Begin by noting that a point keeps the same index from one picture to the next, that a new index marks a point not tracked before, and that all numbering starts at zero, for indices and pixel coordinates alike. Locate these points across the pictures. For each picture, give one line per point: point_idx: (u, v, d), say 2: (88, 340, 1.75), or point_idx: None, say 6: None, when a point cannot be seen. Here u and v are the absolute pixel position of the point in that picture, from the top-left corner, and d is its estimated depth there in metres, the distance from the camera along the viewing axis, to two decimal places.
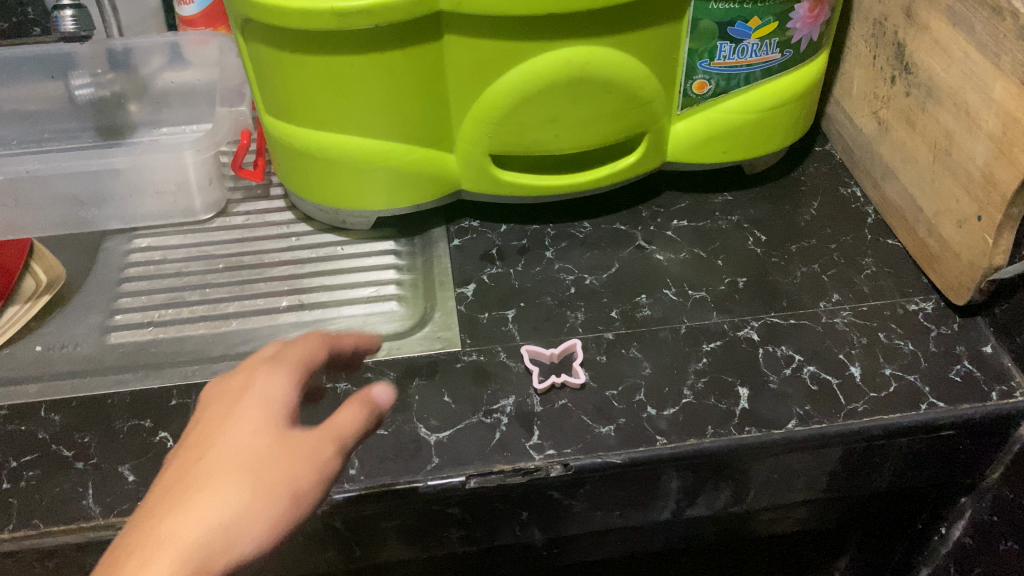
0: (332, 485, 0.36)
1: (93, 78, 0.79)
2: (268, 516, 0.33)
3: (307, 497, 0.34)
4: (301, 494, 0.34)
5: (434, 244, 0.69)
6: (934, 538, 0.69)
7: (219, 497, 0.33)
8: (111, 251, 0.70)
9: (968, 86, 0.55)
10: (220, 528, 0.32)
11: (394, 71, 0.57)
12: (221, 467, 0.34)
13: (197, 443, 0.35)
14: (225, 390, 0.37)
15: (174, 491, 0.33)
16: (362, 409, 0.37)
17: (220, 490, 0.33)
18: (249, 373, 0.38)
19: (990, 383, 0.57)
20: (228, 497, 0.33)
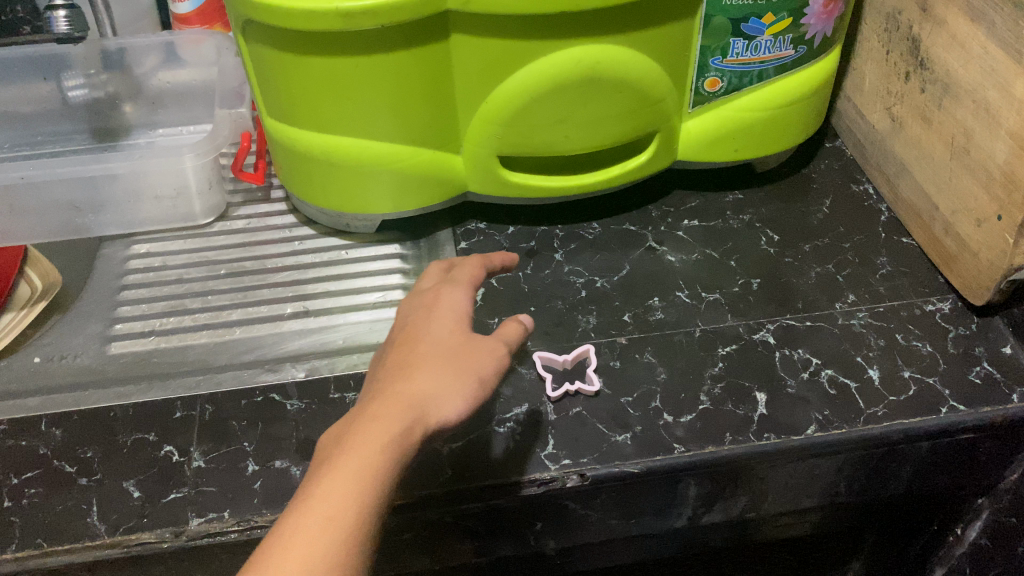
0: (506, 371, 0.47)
1: (86, 78, 0.77)
2: (470, 386, 0.43)
3: (490, 378, 0.45)
4: (489, 376, 0.45)
5: (441, 247, 0.68)
6: (950, 539, 0.68)
7: (435, 377, 0.43)
8: (109, 257, 0.69)
9: (988, 82, 0.54)
10: (438, 395, 0.42)
11: (400, 72, 0.55)
12: (431, 350, 0.45)
13: (406, 340, 0.46)
14: (422, 304, 0.49)
15: (399, 369, 0.44)
16: (519, 326, 0.49)
17: (434, 371, 0.43)
18: (437, 292, 0.49)
19: (1011, 384, 0.56)
20: (444, 374, 0.43)
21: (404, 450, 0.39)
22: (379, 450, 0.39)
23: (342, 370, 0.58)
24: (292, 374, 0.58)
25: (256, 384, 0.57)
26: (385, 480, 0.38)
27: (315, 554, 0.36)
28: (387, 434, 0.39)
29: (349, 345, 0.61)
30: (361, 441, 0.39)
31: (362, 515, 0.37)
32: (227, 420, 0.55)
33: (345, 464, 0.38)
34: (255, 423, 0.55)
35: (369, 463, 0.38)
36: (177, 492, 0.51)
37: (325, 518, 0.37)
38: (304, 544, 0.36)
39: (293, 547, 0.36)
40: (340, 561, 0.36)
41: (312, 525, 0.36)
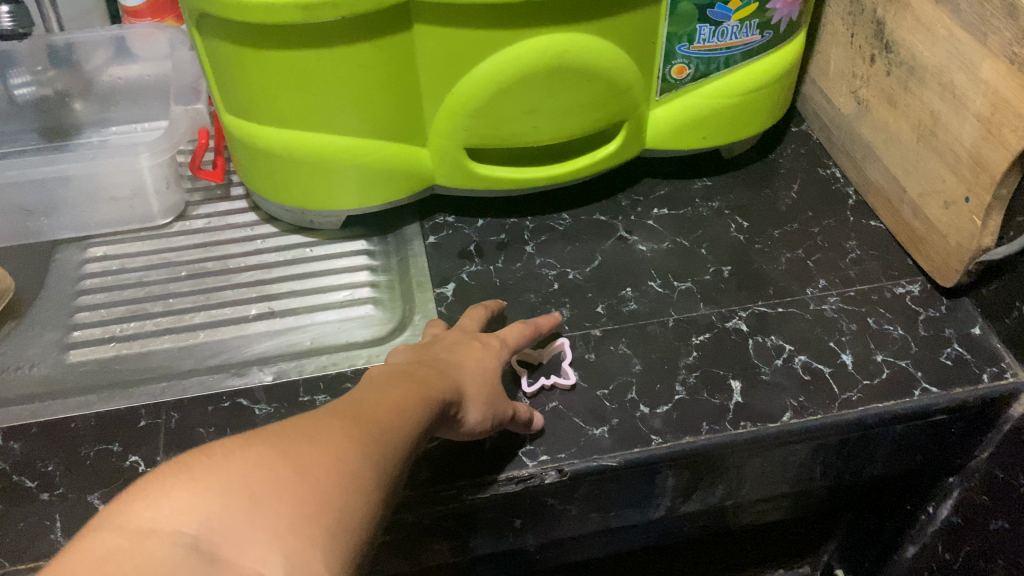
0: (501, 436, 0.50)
1: (33, 76, 0.74)
2: (490, 412, 0.47)
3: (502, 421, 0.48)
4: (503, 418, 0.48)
5: (409, 242, 0.67)
6: (922, 517, 0.69)
7: (478, 388, 0.46)
8: (64, 262, 0.66)
9: (954, 65, 0.54)
10: (471, 397, 0.46)
11: (363, 65, 0.54)
12: (482, 368, 0.48)
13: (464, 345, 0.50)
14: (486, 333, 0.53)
15: (457, 363, 0.47)
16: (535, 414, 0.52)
17: (478, 385, 0.47)
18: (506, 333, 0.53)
19: (981, 365, 0.56)
20: (480, 389, 0.47)
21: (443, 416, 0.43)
22: (433, 390, 0.42)
23: (312, 372, 0.57)
24: (259, 378, 0.57)
25: (223, 389, 0.56)
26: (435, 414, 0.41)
27: (384, 418, 0.37)
28: (440, 387, 0.43)
29: (318, 346, 0.60)
30: (418, 378, 0.42)
31: (420, 419, 0.39)
32: (194, 427, 0.54)
33: (407, 383, 0.41)
34: (223, 429, 0.53)
35: (426, 391, 0.41)
36: None
37: (390, 404, 0.39)
38: (372, 410, 0.38)
39: (363, 408, 0.37)
40: (402, 436, 0.37)
41: (377, 403, 0.38)
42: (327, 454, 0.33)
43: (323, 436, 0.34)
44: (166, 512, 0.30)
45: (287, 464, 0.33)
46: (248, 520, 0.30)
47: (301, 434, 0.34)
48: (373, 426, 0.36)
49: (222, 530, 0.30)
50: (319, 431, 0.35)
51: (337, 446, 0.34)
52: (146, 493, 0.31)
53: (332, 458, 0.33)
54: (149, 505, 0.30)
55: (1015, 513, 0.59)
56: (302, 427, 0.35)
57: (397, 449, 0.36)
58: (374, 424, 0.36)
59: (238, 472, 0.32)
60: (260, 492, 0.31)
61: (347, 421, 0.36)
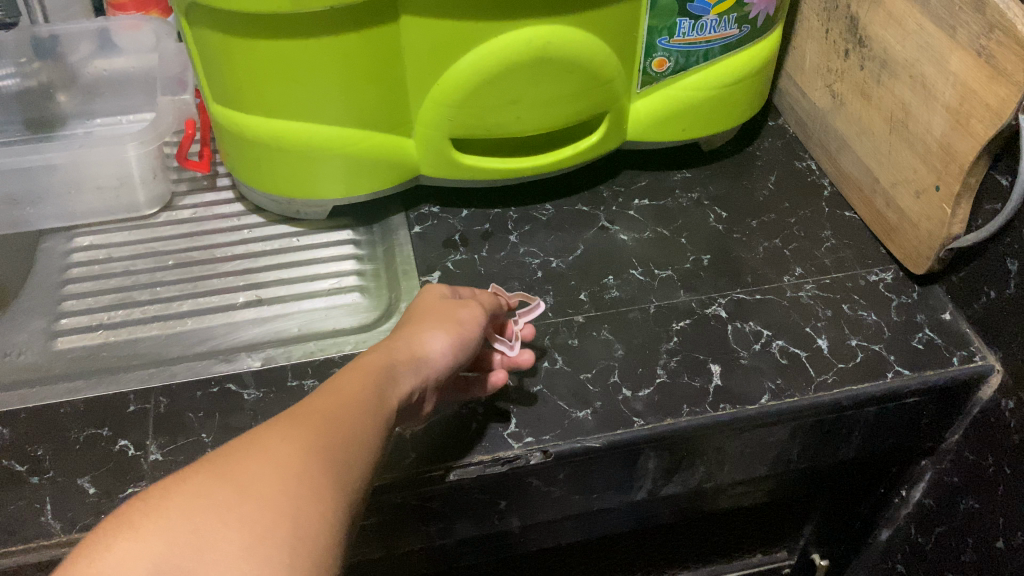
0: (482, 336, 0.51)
1: (17, 67, 0.74)
2: (447, 326, 0.48)
3: (470, 321, 0.49)
4: (466, 322, 0.49)
5: (394, 232, 0.68)
6: (895, 501, 0.71)
7: (419, 326, 0.47)
8: (50, 252, 0.66)
9: (924, 58, 0.56)
10: (416, 332, 0.47)
11: (349, 55, 0.54)
12: (412, 316, 0.49)
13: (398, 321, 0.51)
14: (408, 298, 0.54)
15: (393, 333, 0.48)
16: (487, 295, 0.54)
17: (417, 323, 0.48)
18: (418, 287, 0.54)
19: (951, 349, 0.58)
20: (421, 322, 0.48)
21: (400, 372, 0.43)
22: (376, 367, 0.42)
23: (300, 358, 0.58)
24: (247, 364, 0.57)
25: (211, 375, 0.57)
26: (387, 391, 0.41)
27: (335, 420, 0.37)
28: (383, 358, 0.43)
29: (304, 332, 0.60)
30: (360, 363, 0.42)
31: (372, 410, 0.39)
32: (183, 412, 0.54)
33: (354, 375, 0.41)
34: (211, 414, 0.54)
35: (373, 378, 0.41)
36: (135, 487, 0.50)
37: (334, 400, 0.38)
38: (317, 410, 0.37)
39: (310, 411, 0.37)
40: (354, 432, 0.37)
41: (323, 402, 0.38)
42: (275, 470, 0.33)
43: (267, 450, 0.34)
44: (112, 563, 0.29)
45: (231, 489, 0.32)
46: (198, 552, 0.30)
47: (248, 453, 0.33)
48: (321, 430, 0.36)
49: (175, 568, 0.29)
50: (264, 444, 0.34)
51: (284, 459, 0.33)
52: (87, 550, 0.30)
53: (281, 472, 0.33)
54: (93, 561, 0.29)
55: (985, 493, 0.61)
56: (247, 443, 0.34)
57: (351, 450, 0.36)
58: (322, 426, 0.36)
59: (180, 507, 0.31)
60: (206, 522, 0.30)
61: (291, 426, 0.35)
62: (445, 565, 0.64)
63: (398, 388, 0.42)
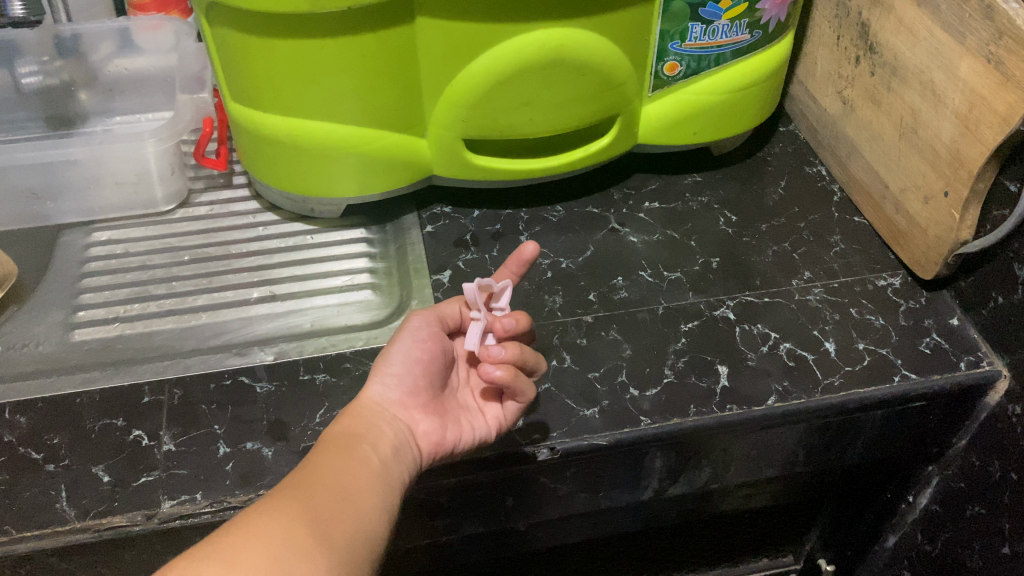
0: (432, 336, 0.51)
1: (39, 65, 0.76)
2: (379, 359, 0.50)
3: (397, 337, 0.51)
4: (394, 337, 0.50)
5: (407, 231, 0.69)
6: (901, 507, 0.71)
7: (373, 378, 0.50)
8: (69, 246, 0.67)
9: (934, 65, 0.56)
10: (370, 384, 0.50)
11: (365, 55, 0.55)
12: None
13: None
14: None
15: None
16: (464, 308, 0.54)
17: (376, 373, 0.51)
18: None
19: (959, 354, 0.58)
20: None
21: (359, 422, 0.46)
22: (343, 429, 0.46)
23: (311, 352, 0.59)
24: (260, 358, 0.58)
25: (224, 368, 0.57)
26: (360, 443, 0.45)
27: (317, 483, 0.41)
28: (345, 419, 0.47)
29: (317, 328, 0.61)
30: (334, 429, 0.47)
31: (354, 465, 0.43)
32: (196, 404, 0.55)
33: (331, 441, 0.45)
34: (224, 406, 0.55)
35: (348, 437, 0.45)
36: (148, 476, 0.51)
37: (314, 466, 0.43)
38: (300, 478, 0.42)
39: (294, 480, 0.42)
40: (337, 489, 0.41)
41: (305, 470, 0.42)
42: (262, 538, 0.38)
43: (256, 521, 0.39)
44: None
45: (222, 565, 0.36)
46: None
47: (241, 527, 0.38)
48: (303, 495, 0.40)
49: None
50: (254, 516, 0.39)
51: (271, 527, 0.38)
52: None
53: (267, 538, 0.38)
54: None
55: (992, 498, 0.61)
56: (245, 519, 0.39)
57: (335, 506, 0.40)
58: (303, 492, 0.41)
59: None
60: None
61: (286, 504, 0.40)
62: (451, 561, 0.64)
63: (362, 437, 0.45)
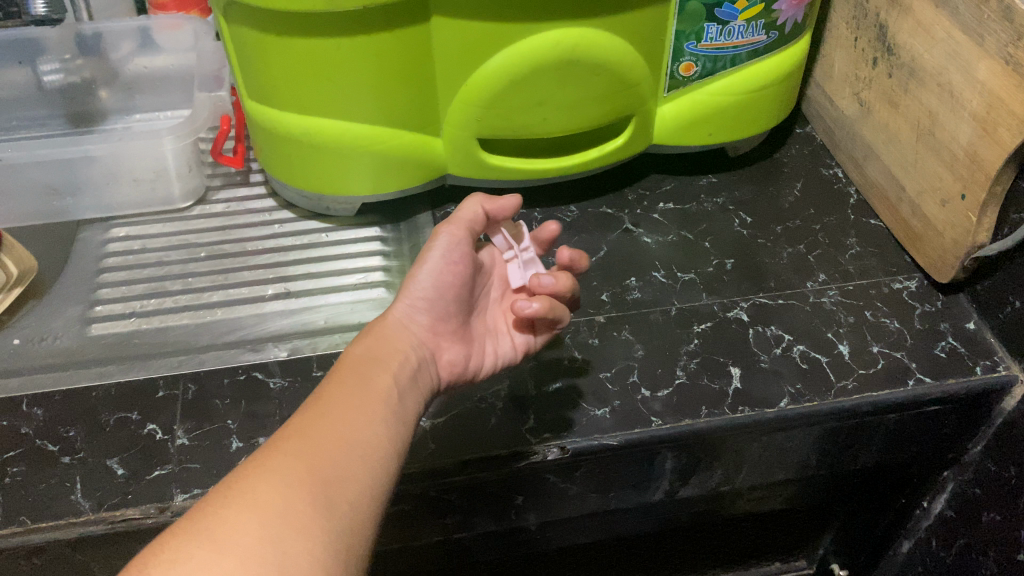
0: (462, 256, 0.51)
1: (61, 63, 0.76)
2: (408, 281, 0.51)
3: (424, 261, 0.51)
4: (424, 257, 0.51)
5: (421, 230, 0.69)
6: (916, 512, 0.70)
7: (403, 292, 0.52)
8: (88, 241, 0.68)
9: (952, 66, 0.56)
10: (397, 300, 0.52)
11: (381, 54, 0.56)
12: None
13: None
14: None
15: None
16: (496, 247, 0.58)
17: None
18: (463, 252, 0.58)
19: (975, 358, 0.58)
20: None
21: (382, 347, 0.48)
22: (355, 359, 0.46)
23: (325, 349, 0.59)
24: (274, 354, 0.59)
25: (238, 363, 0.58)
26: (369, 379, 0.45)
27: (320, 434, 0.40)
28: (359, 348, 0.47)
29: (331, 325, 0.62)
30: (344, 364, 0.46)
31: (360, 410, 0.42)
32: (210, 399, 0.56)
33: (337, 381, 0.45)
34: (237, 401, 0.55)
35: (355, 374, 0.45)
36: (162, 469, 0.51)
37: (319, 412, 0.42)
38: (302, 430, 0.41)
39: (295, 432, 0.40)
40: (341, 441, 0.40)
41: (308, 419, 0.41)
42: (259, 506, 0.36)
43: (256, 485, 0.37)
44: None
45: (217, 539, 0.35)
46: None
47: (238, 492, 0.37)
48: (303, 452, 0.39)
49: None
50: (251, 479, 0.38)
51: (270, 493, 0.37)
52: None
53: (264, 507, 0.36)
54: None
55: (1007, 505, 0.60)
56: (240, 484, 0.37)
57: (338, 460, 0.39)
58: (303, 448, 0.39)
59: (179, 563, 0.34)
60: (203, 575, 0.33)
61: (284, 466, 0.38)
62: (462, 558, 0.65)
63: (381, 364, 0.46)
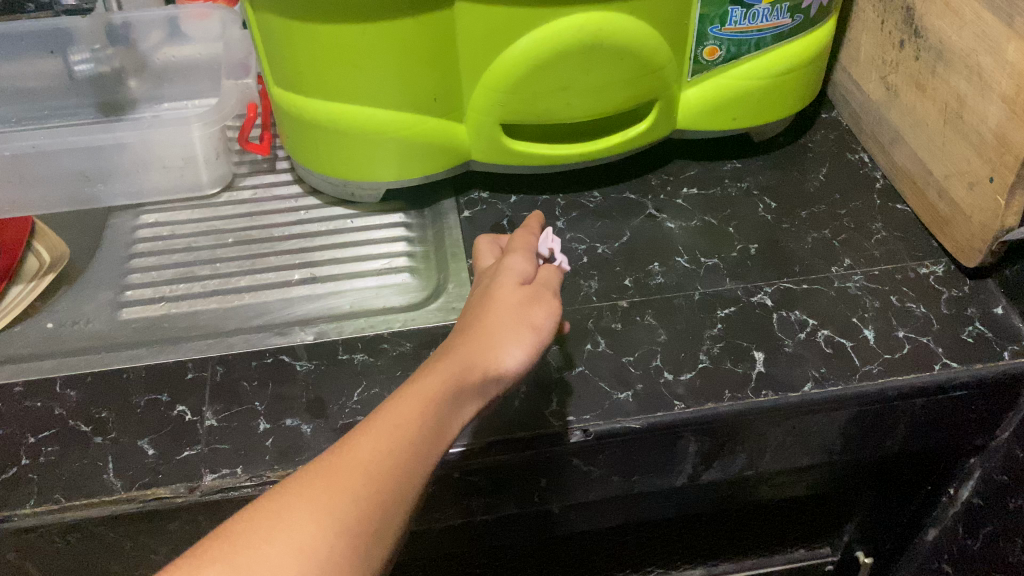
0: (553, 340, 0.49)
1: (91, 53, 0.78)
2: (523, 339, 0.46)
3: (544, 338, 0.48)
4: (547, 333, 0.48)
5: (444, 216, 0.70)
6: (943, 499, 0.71)
7: (499, 334, 0.46)
8: (118, 228, 0.70)
9: (981, 48, 0.55)
10: (490, 342, 0.45)
11: (405, 39, 0.56)
12: (496, 312, 0.47)
13: (481, 297, 0.49)
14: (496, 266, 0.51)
15: (474, 328, 0.47)
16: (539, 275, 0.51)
17: (497, 332, 0.46)
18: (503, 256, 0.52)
19: (1002, 343, 0.57)
20: (497, 330, 0.46)
21: (460, 397, 0.42)
22: (446, 391, 0.42)
23: (350, 333, 0.60)
24: (301, 337, 0.59)
25: (266, 346, 0.59)
26: (442, 427, 0.41)
27: (381, 478, 0.38)
28: (447, 374, 0.43)
29: (356, 310, 0.62)
30: (427, 385, 0.42)
31: (426, 461, 0.39)
32: (238, 381, 0.56)
33: (415, 404, 0.41)
34: (266, 383, 0.56)
35: (433, 414, 0.41)
36: (191, 450, 0.52)
37: (390, 449, 0.39)
38: (365, 465, 0.38)
39: (357, 463, 0.38)
40: (398, 493, 0.38)
41: (376, 450, 0.38)
42: (298, 552, 0.35)
43: (292, 514, 0.36)
44: None
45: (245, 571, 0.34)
46: None
47: (276, 516, 0.36)
48: (357, 498, 0.37)
49: None
50: (298, 513, 0.36)
51: (312, 538, 0.35)
52: None
53: (303, 554, 0.35)
54: None
55: None
56: (279, 505, 0.36)
57: (386, 513, 0.37)
58: (361, 492, 0.37)
59: None
60: None
61: (326, 500, 0.36)
62: (485, 540, 0.65)
63: (454, 417, 0.42)
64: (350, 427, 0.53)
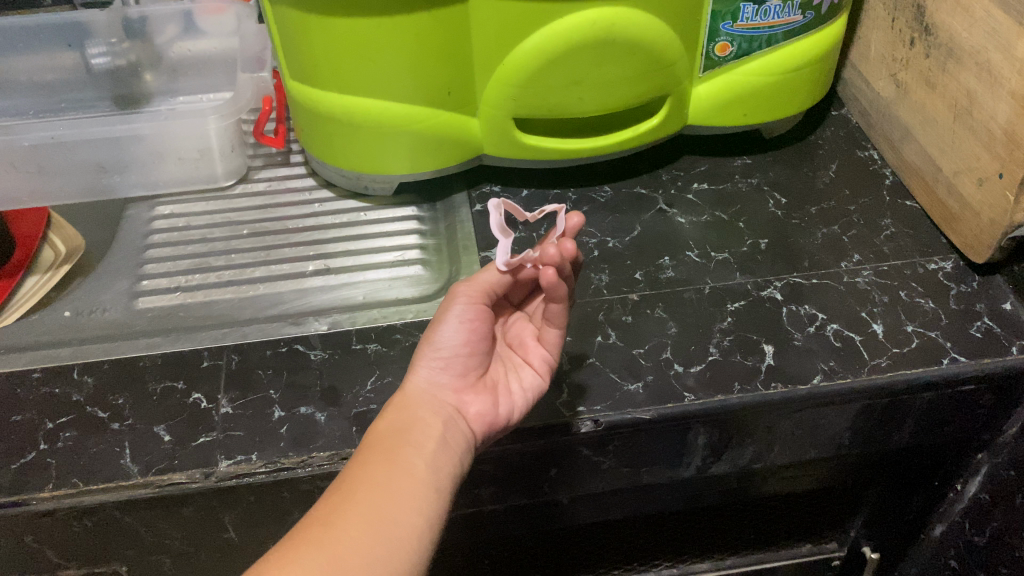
0: (478, 311, 0.50)
1: (108, 47, 0.79)
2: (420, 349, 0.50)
3: (443, 321, 0.50)
4: (444, 316, 0.50)
5: (457, 209, 0.71)
6: (950, 495, 0.72)
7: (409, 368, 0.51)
8: (134, 219, 0.72)
9: (991, 45, 0.55)
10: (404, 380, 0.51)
11: (420, 33, 0.57)
12: None
13: None
14: None
15: None
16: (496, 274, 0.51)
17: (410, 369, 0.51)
18: None
19: (1011, 338, 0.57)
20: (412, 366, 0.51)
21: (402, 420, 0.47)
22: (380, 433, 0.46)
23: (363, 323, 0.60)
24: (315, 327, 0.60)
25: (281, 336, 0.59)
26: (390, 452, 0.45)
27: (337, 519, 0.41)
28: (383, 420, 0.48)
29: (369, 301, 0.63)
30: (369, 439, 0.47)
31: (382, 484, 0.43)
32: (253, 369, 0.57)
33: (360, 458, 0.45)
34: (280, 372, 0.57)
35: (378, 451, 0.45)
36: (206, 436, 0.53)
37: (341, 494, 0.43)
38: (322, 518, 0.41)
39: (318, 516, 0.42)
40: (358, 522, 0.41)
41: (331, 502, 0.42)
42: None
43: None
44: None
45: None
46: None
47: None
48: (318, 540, 0.40)
49: None
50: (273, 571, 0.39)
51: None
52: None
53: None
54: None
55: None
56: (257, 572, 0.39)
57: (354, 539, 0.40)
58: (320, 535, 0.40)
59: None
60: None
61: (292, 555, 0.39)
62: (494, 531, 0.66)
63: (399, 439, 0.46)
64: (364, 416, 0.54)
